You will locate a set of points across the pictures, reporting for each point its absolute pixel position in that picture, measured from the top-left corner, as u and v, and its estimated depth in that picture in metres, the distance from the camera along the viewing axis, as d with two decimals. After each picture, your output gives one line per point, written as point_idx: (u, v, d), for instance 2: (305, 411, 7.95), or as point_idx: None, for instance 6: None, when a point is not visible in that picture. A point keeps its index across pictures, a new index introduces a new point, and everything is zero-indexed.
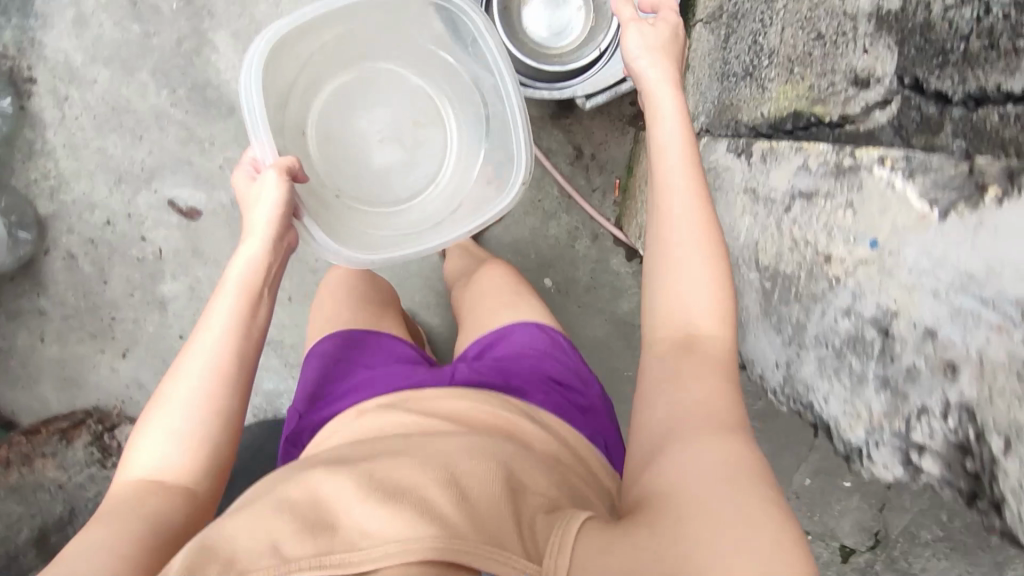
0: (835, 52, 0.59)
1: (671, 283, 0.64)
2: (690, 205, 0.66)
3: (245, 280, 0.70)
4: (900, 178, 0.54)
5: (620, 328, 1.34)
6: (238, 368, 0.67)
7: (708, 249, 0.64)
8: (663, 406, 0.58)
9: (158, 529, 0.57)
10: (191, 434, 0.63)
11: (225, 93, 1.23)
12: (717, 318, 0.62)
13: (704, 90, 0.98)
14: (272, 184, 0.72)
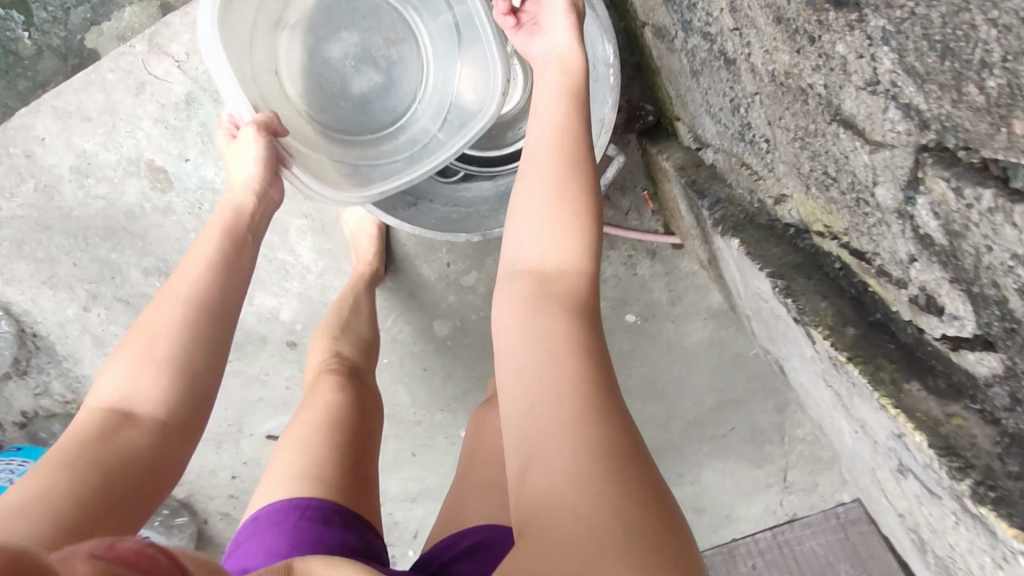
0: (861, 219, 0.46)
1: (526, 217, 0.65)
2: (547, 174, 0.66)
3: (223, 219, 0.78)
4: (902, 449, 0.46)
5: (723, 318, 1.27)
6: (212, 306, 0.70)
7: (559, 219, 0.64)
8: (542, 349, 0.56)
9: (96, 474, 0.57)
10: (165, 350, 0.66)
11: (249, 328, 1.22)
12: (579, 253, 0.63)
13: (698, 119, 0.83)
14: (251, 139, 0.79)
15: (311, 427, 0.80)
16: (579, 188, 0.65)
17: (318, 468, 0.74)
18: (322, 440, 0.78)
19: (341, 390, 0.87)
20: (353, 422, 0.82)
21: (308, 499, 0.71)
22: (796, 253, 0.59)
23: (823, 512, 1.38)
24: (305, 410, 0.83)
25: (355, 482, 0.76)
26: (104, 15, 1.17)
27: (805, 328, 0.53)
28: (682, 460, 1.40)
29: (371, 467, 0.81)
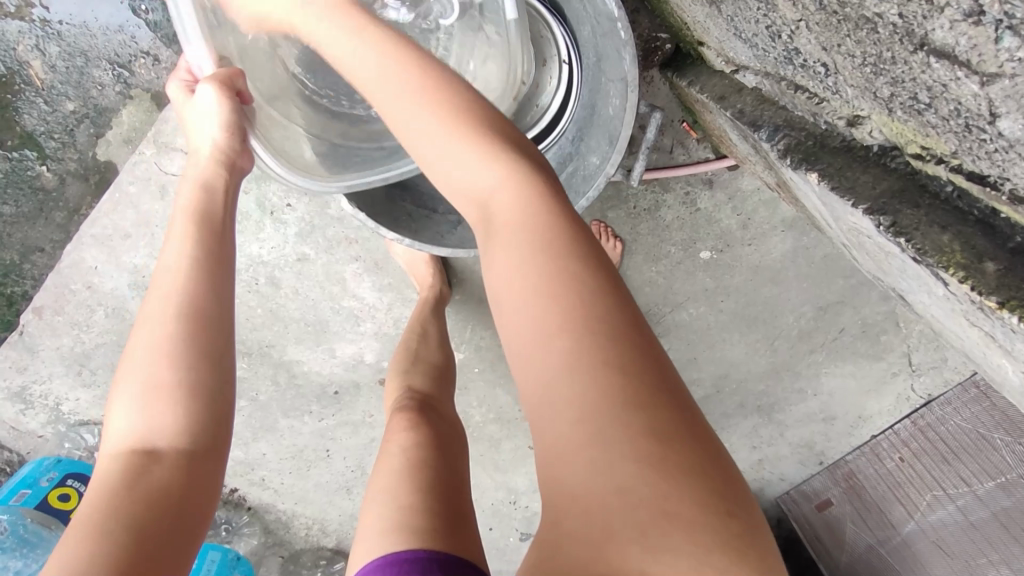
0: (976, 141, 0.37)
1: (436, 161, 0.55)
2: (429, 119, 0.54)
3: (192, 201, 0.66)
4: None
5: (802, 224, 1.19)
6: (200, 317, 0.59)
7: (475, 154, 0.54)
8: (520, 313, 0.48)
9: (131, 522, 0.49)
10: (163, 370, 0.56)
11: (341, 379, 1.25)
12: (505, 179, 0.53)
13: (725, 39, 0.74)
14: (213, 99, 0.66)
15: (390, 476, 0.70)
16: (480, 121, 0.55)
17: (407, 517, 0.63)
18: (402, 491, 0.67)
19: (415, 428, 0.77)
20: (431, 462, 0.72)
21: (404, 551, 0.58)
22: (892, 177, 0.52)
23: (960, 385, 1.29)
24: (381, 460, 0.74)
25: (450, 525, 0.63)
26: (105, 125, 1.17)
27: (930, 268, 0.45)
28: (798, 376, 1.34)
29: (471, 514, 0.69)
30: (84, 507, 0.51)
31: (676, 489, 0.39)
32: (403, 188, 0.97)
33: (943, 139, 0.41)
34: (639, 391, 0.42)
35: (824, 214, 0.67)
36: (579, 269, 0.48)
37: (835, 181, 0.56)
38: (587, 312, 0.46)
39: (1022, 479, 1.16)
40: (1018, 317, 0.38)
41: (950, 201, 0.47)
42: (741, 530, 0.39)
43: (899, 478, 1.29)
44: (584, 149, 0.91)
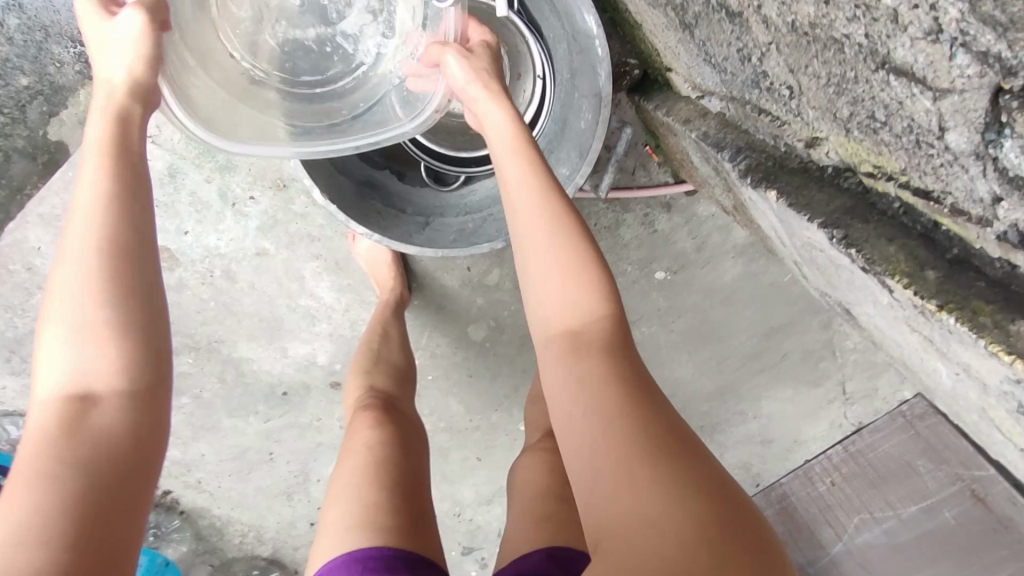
0: (923, 157, 0.41)
1: (540, 282, 0.65)
2: (540, 237, 0.66)
3: (102, 136, 0.57)
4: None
5: (751, 251, 1.25)
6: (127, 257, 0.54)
7: (573, 280, 0.63)
8: (583, 411, 0.55)
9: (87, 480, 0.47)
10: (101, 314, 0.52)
11: (290, 380, 1.22)
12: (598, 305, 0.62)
13: (694, 66, 0.79)
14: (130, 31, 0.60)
15: (353, 470, 0.69)
16: (576, 243, 0.65)
17: (370, 512, 0.64)
18: (366, 486, 0.67)
19: (379, 425, 0.76)
20: (395, 458, 0.72)
21: (369, 548, 0.61)
22: (844, 196, 0.57)
23: (888, 414, 1.35)
24: (344, 454, 0.73)
25: (412, 522, 0.66)
26: (61, 104, 1.13)
27: (878, 277, 0.49)
28: (740, 399, 1.39)
29: (432, 511, 0.71)
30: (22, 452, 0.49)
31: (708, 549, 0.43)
32: (373, 187, 0.97)
33: (893, 157, 0.46)
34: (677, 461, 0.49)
35: (776, 232, 0.72)
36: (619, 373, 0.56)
37: (792, 199, 0.60)
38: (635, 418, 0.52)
39: (942, 504, 1.28)
40: (955, 319, 0.42)
41: (896, 217, 0.52)
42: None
43: (831, 500, 1.34)
44: (554, 162, 0.94)
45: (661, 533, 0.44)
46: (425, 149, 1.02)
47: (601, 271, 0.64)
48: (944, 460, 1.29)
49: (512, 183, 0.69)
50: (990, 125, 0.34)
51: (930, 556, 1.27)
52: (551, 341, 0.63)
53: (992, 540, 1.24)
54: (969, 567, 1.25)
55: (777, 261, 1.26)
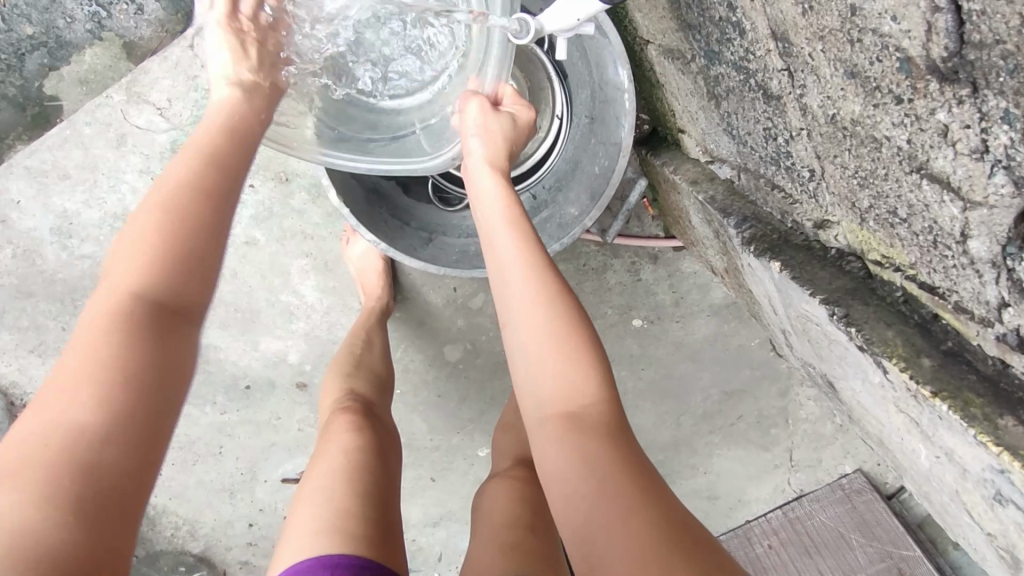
0: (937, 257, 0.46)
1: (539, 359, 0.62)
2: (534, 306, 0.64)
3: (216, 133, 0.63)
4: (1004, 486, 0.43)
5: (725, 312, 1.30)
6: (187, 254, 0.52)
7: (569, 355, 0.62)
8: (578, 470, 0.55)
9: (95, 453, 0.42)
10: (143, 286, 0.50)
11: (256, 374, 1.19)
12: (589, 378, 0.60)
13: (712, 133, 0.83)
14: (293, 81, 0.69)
15: (328, 473, 0.67)
16: (569, 316, 0.63)
17: (342, 519, 0.62)
18: (342, 491, 0.65)
19: (358, 432, 0.75)
20: (374, 469, 0.70)
21: (338, 556, 0.58)
22: (846, 278, 0.61)
23: (828, 485, 1.39)
24: (320, 458, 0.71)
25: (383, 538, 0.63)
26: (63, 60, 1.10)
27: (875, 357, 0.53)
28: (694, 453, 1.42)
29: (399, 530, 0.68)
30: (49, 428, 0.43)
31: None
32: (380, 195, 0.98)
33: (906, 251, 0.50)
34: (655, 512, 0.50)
35: (769, 300, 0.76)
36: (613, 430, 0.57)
37: (796, 272, 0.64)
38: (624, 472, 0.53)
39: None
40: (948, 407, 0.46)
41: (895, 304, 0.56)
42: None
43: (767, 563, 1.37)
44: (561, 199, 0.97)
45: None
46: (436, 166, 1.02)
47: (592, 343, 0.63)
48: (875, 536, 1.35)
49: (505, 252, 0.69)
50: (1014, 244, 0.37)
51: None
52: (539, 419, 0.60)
53: None
54: None
55: (746, 325, 1.32)
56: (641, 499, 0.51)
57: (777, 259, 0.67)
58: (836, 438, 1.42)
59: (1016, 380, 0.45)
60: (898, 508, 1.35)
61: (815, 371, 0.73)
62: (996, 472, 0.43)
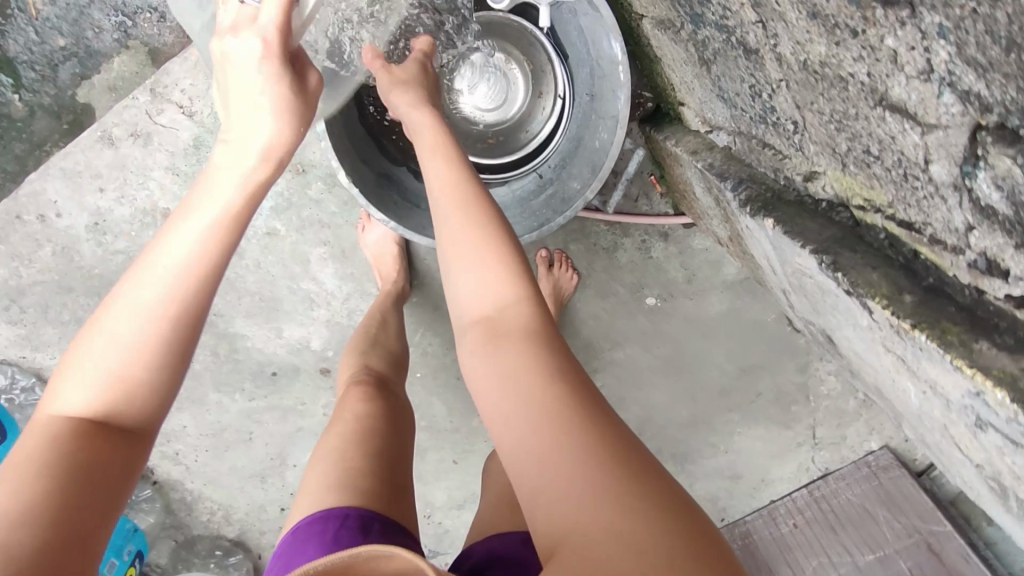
0: (910, 190, 0.46)
1: (462, 274, 0.66)
2: (463, 230, 0.66)
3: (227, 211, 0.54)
4: (982, 409, 0.43)
5: (739, 287, 1.30)
6: (171, 355, 0.52)
7: (490, 263, 0.65)
8: (504, 371, 0.56)
9: (32, 543, 0.40)
10: (129, 380, 0.50)
11: (281, 361, 1.23)
12: (511, 285, 0.63)
13: (707, 101, 0.84)
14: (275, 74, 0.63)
15: (341, 437, 0.71)
16: (490, 229, 0.66)
17: (353, 477, 0.65)
18: (350, 451, 0.69)
19: (369, 397, 0.80)
20: (384, 434, 0.74)
21: (336, 506, 0.62)
22: (835, 227, 0.61)
23: (853, 462, 1.39)
24: (333, 424, 0.75)
25: (392, 494, 0.66)
26: (94, 68, 1.15)
27: (861, 299, 0.53)
28: (714, 432, 1.42)
29: (410, 490, 0.71)
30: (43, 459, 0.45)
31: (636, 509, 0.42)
32: (390, 179, 1.01)
33: (884, 189, 0.50)
34: (588, 413, 0.50)
35: (767, 259, 0.77)
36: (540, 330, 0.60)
37: (787, 225, 0.65)
38: (556, 378, 0.53)
39: (898, 555, 1.31)
40: (926, 336, 0.46)
41: (881, 247, 0.56)
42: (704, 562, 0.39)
43: (792, 543, 1.37)
44: (565, 176, 0.99)
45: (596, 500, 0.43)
46: None
47: (514, 251, 0.66)
48: (902, 511, 1.33)
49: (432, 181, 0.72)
50: (969, 164, 0.38)
51: None
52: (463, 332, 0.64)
53: None
54: None
55: (761, 300, 1.32)
56: (568, 397, 0.51)
57: (770, 215, 0.68)
58: (859, 414, 1.41)
59: (990, 306, 0.45)
60: (925, 484, 1.34)
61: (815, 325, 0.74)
62: (972, 397, 0.44)
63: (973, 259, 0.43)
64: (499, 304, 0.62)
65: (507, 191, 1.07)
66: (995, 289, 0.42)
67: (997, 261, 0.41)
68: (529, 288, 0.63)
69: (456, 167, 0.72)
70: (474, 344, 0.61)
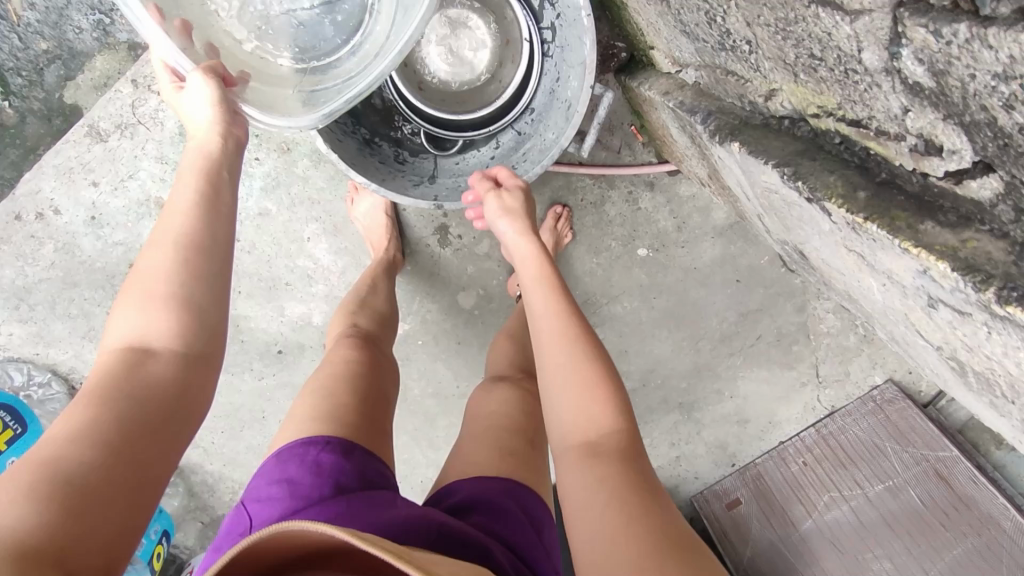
0: (852, 87, 0.48)
1: (560, 384, 0.72)
2: (562, 344, 0.75)
3: (196, 163, 0.65)
4: (930, 285, 0.45)
5: (730, 232, 1.32)
6: (201, 274, 0.60)
7: (588, 389, 0.70)
8: (587, 473, 0.63)
9: (87, 458, 0.46)
10: (162, 303, 0.57)
11: (286, 339, 1.26)
12: (612, 416, 0.69)
13: (672, 38, 0.86)
14: (200, 86, 0.66)
15: (332, 379, 0.79)
16: (596, 367, 0.72)
17: (338, 411, 0.74)
18: (337, 394, 0.77)
19: (359, 349, 0.86)
20: (366, 379, 0.81)
21: (316, 436, 0.69)
22: (797, 142, 0.63)
23: (859, 398, 1.41)
24: (324, 366, 0.83)
25: (372, 427, 0.75)
26: (78, 69, 1.15)
27: (819, 203, 0.55)
28: (717, 377, 1.44)
29: (388, 428, 0.80)
30: (84, 386, 0.53)
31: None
32: (372, 147, 1.04)
33: (832, 90, 0.52)
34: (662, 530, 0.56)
35: (741, 187, 0.79)
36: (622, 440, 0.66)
37: (752, 147, 0.66)
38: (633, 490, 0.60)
39: (907, 484, 1.31)
40: (876, 225, 0.48)
41: (837, 153, 0.58)
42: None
43: (803, 480, 1.37)
44: (542, 129, 1.01)
45: None
46: (422, 115, 1.08)
47: (615, 386, 0.72)
48: (910, 442, 1.34)
49: (541, 316, 0.79)
50: (901, 47, 0.39)
51: (898, 531, 1.29)
52: (563, 454, 0.68)
53: (951, 518, 1.27)
54: (928, 543, 1.27)
55: (754, 243, 1.33)
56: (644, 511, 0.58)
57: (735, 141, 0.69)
58: (862, 349, 1.42)
59: (934, 189, 0.46)
60: (932, 413, 1.35)
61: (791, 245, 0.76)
62: (920, 278, 0.46)
63: (913, 143, 0.44)
64: (578, 403, 0.70)
65: (494, 146, 1.08)
66: (937, 171, 0.44)
67: (936, 141, 0.42)
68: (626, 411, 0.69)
69: (560, 294, 0.81)
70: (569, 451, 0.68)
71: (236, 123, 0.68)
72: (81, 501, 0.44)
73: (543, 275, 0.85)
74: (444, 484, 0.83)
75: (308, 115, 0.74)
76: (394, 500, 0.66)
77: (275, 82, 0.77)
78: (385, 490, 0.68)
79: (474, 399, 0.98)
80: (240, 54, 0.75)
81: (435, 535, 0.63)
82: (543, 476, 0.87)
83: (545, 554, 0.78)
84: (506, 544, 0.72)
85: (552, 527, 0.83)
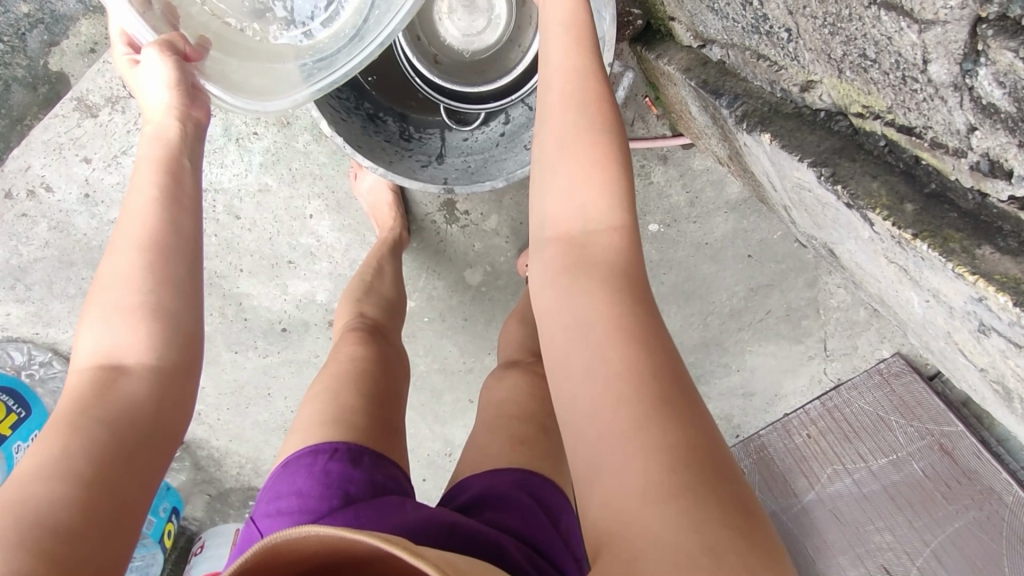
0: (908, 93, 0.46)
1: (553, 178, 0.60)
2: (566, 118, 0.61)
3: (154, 152, 0.61)
4: (985, 313, 0.45)
5: (743, 206, 1.28)
6: (171, 281, 0.57)
7: (583, 172, 0.59)
8: (569, 291, 0.55)
9: (62, 498, 0.45)
10: (134, 316, 0.55)
11: (289, 316, 1.24)
12: (610, 210, 0.58)
13: (696, 11, 0.80)
14: (156, 62, 0.60)
15: (334, 379, 0.77)
16: (600, 148, 0.60)
17: (345, 414, 0.72)
18: (343, 391, 0.76)
19: (362, 345, 0.84)
20: (375, 377, 0.79)
21: (323, 444, 0.68)
22: (834, 138, 0.59)
23: (865, 371, 1.36)
24: (328, 366, 0.81)
25: (381, 428, 0.74)
26: (61, 34, 1.07)
27: (860, 211, 0.52)
28: (726, 352, 1.41)
29: (399, 427, 0.78)
30: (54, 414, 0.51)
31: (656, 431, 0.44)
32: (376, 124, 1.00)
33: (885, 89, 0.48)
34: (652, 361, 0.49)
35: (767, 175, 0.76)
36: (620, 258, 0.57)
37: (785, 140, 0.62)
38: (626, 312, 0.52)
39: (911, 457, 1.30)
40: (928, 245, 0.46)
41: (881, 155, 0.55)
42: (671, 436, 0.44)
43: (807, 453, 1.36)
44: None
45: (629, 437, 0.44)
46: (438, 90, 1.03)
47: (620, 170, 0.60)
48: (917, 416, 1.31)
49: (547, 91, 0.64)
50: (982, 64, 0.39)
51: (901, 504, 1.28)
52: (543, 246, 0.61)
53: (953, 491, 1.26)
54: (930, 516, 1.26)
55: (767, 216, 1.29)
56: (638, 339, 0.50)
57: (765, 133, 0.65)
58: (869, 323, 1.36)
59: (994, 209, 0.46)
60: (939, 388, 1.31)
61: (819, 235, 0.73)
62: (976, 304, 0.45)
63: (971, 158, 0.44)
64: (575, 205, 0.59)
65: (505, 121, 1.04)
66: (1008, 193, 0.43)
67: (1005, 163, 0.41)
68: (627, 216, 0.59)
69: (578, 46, 0.64)
70: (552, 260, 0.59)
71: (197, 101, 0.64)
72: (56, 546, 0.43)
73: (570, 18, 0.66)
74: (459, 480, 0.80)
75: (276, 98, 0.70)
76: (403, 506, 0.63)
77: (238, 52, 0.69)
78: (393, 496, 0.65)
79: (483, 387, 0.96)
80: (205, 19, 0.67)
81: (445, 535, 0.59)
82: (559, 461, 0.82)
83: (564, 544, 0.72)
84: (520, 536, 0.67)
85: (571, 513, 0.78)
